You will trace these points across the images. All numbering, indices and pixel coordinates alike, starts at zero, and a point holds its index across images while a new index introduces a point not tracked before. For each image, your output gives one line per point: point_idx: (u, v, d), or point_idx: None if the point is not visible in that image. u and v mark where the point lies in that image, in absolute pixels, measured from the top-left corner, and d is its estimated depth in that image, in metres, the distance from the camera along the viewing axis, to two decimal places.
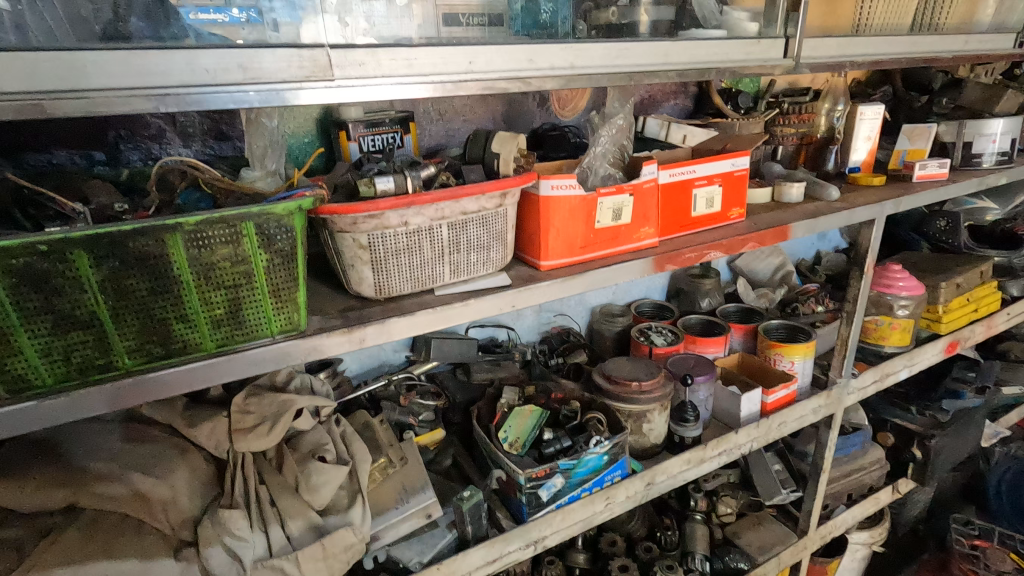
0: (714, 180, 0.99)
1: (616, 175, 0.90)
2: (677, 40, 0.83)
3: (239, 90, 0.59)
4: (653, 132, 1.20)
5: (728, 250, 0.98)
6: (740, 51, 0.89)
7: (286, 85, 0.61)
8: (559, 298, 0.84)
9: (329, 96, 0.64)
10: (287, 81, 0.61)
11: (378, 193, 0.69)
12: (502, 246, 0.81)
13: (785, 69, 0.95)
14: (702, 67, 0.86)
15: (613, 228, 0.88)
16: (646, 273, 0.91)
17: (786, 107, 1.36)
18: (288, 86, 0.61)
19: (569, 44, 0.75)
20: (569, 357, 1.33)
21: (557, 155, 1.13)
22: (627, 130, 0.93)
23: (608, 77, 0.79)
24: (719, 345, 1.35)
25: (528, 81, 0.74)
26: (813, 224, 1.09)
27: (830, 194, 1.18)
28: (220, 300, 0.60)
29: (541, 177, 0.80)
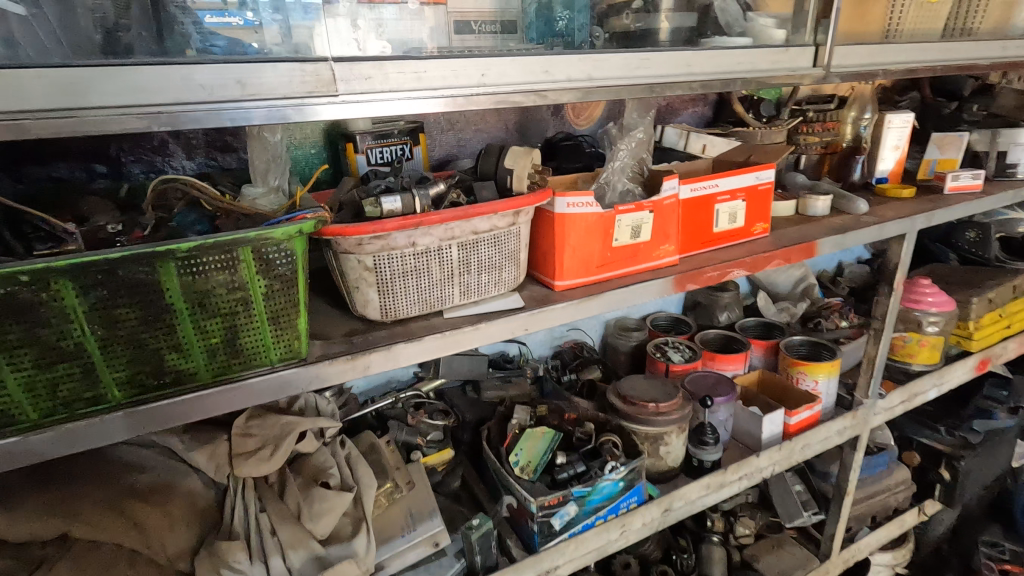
0: (737, 195, 0.95)
1: (635, 191, 0.86)
2: (700, 50, 0.79)
3: (239, 107, 0.55)
4: (671, 141, 1.17)
5: (752, 268, 0.94)
6: (766, 60, 0.85)
7: (287, 102, 0.57)
8: (574, 320, 0.79)
9: (333, 112, 0.60)
10: (288, 96, 0.57)
11: (385, 213, 0.65)
12: (515, 265, 0.78)
13: (814, 79, 0.90)
14: (727, 78, 0.82)
15: (631, 246, 0.83)
16: (665, 293, 0.86)
17: (811, 115, 1.29)
18: (290, 102, 0.58)
19: (587, 55, 0.71)
20: (583, 374, 1.29)
21: (572, 167, 1.09)
22: (646, 143, 0.89)
23: (628, 89, 0.75)
24: (739, 362, 1.30)
25: (543, 94, 0.70)
26: (841, 239, 1.04)
27: (859, 207, 1.13)
28: (216, 328, 0.56)
29: (557, 194, 0.76)
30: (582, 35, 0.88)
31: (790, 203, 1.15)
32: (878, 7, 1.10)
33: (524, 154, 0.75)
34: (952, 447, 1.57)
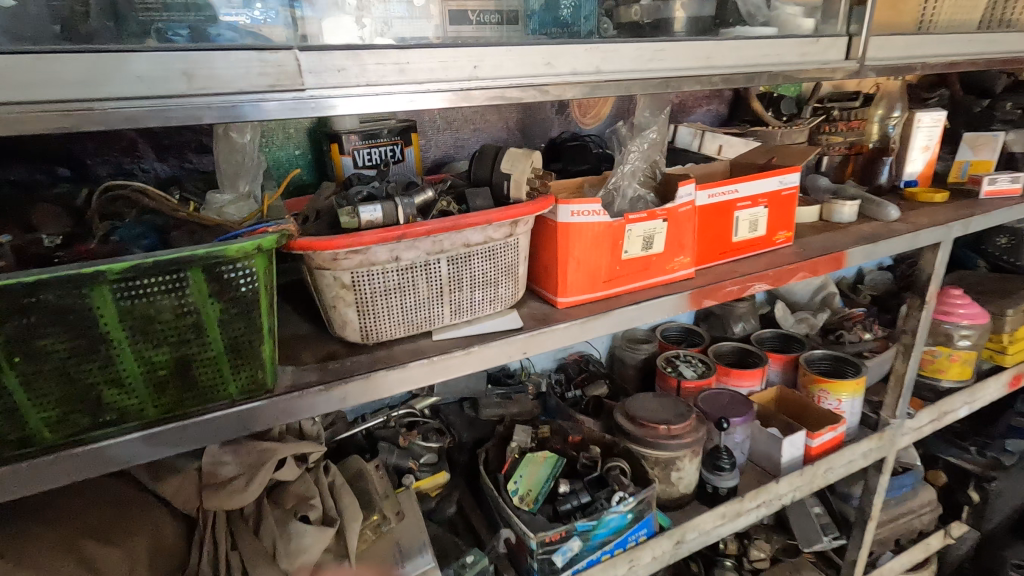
0: (759, 201, 0.86)
1: (646, 197, 0.78)
2: (721, 40, 0.70)
3: (186, 104, 0.47)
4: (685, 141, 1.09)
5: (775, 281, 0.85)
6: (795, 52, 0.76)
7: (244, 97, 0.49)
8: (579, 341, 0.71)
9: (301, 110, 0.52)
10: (246, 91, 0.49)
11: (363, 224, 0.57)
12: (513, 281, 0.70)
13: (847, 73, 0.82)
14: (751, 72, 0.73)
15: (642, 259, 0.75)
16: (680, 310, 0.78)
17: (835, 114, 1.21)
18: (248, 97, 0.50)
19: (594, 45, 0.63)
20: (589, 390, 1.21)
21: (578, 169, 1.01)
22: (660, 145, 0.81)
23: (641, 84, 0.67)
24: (756, 378, 1.21)
25: (545, 90, 0.62)
26: (873, 249, 0.95)
27: (890, 213, 1.03)
28: (163, 359, 0.49)
29: (560, 201, 0.68)
30: (590, 25, 0.80)
31: (813, 209, 1.06)
32: None
33: (524, 158, 0.67)
34: (981, 467, 1.48)
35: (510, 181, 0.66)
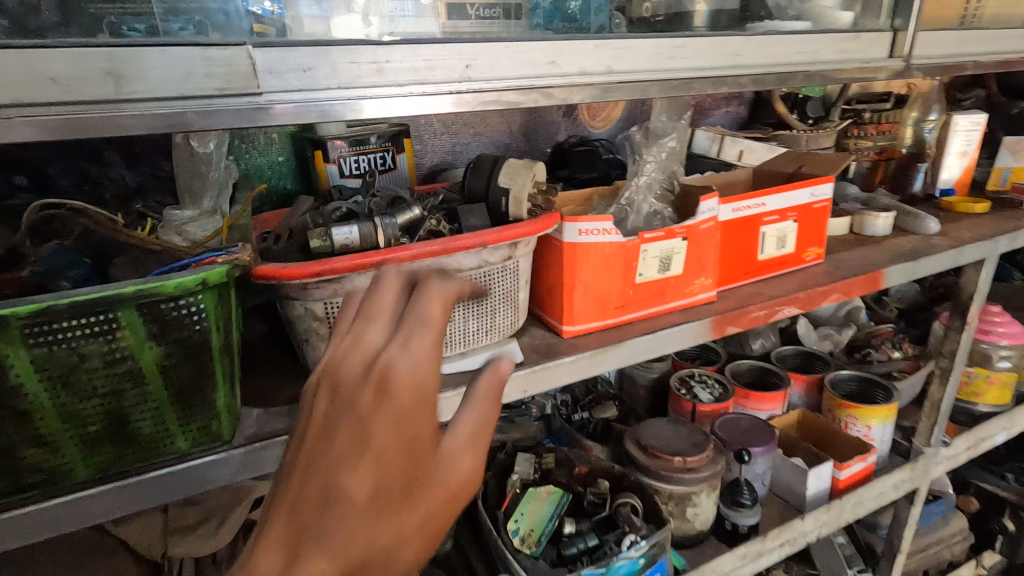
0: (787, 215, 0.77)
1: (663, 212, 0.70)
2: (750, 35, 0.62)
3: (110, 110, 0.39)
4: (703, 146, 0.99)
5: (807, 305, 0.76)
6: (833, 48, 0.67)
7: (185, 102, 0.41)
8: (588, 376, 0.63)
9: (256, 117, 0.44)
10: (190, 95, 0.41)
11: (336, 248, 0.50)
12: (511, 308, 0.62)
13: (891, 72, 0.73)
14: (784, 72, 0.65)
15: (659, 282, 0.67)
16: (701, 338, 0.69)
17: (865, 116, 1.12)
18: (191, 102, 0.41)
19: (606, 40, 0.54)
20: (597, 412, 1.12)
21: (587, 176, 0.92)
22: (679, 155, 0.73)
23: (659, 86, 0.58)
24: (778, 402, 1.11)
25: (549, 93, 0.54)
26: (912, 267, 0.85)
27: (930, 226, 0.94)
28: (94, 414, 0.41)
29: (565, 218, 0.60)
30: (600, 19, 0.71)
31: (844, 220, 0.97)
32: None
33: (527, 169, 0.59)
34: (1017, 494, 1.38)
35: (510, 190, 0.58)
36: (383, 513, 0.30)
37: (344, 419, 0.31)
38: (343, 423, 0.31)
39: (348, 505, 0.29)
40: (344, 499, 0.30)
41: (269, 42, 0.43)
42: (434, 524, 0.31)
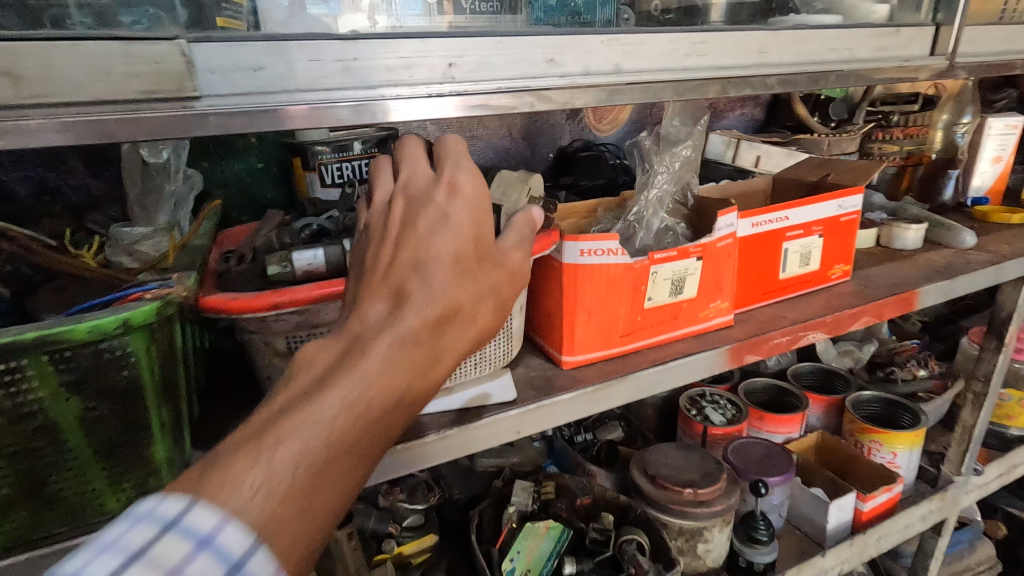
0: (813, 230, 0.70)
1: (676, 228, 0.63)
2: (778, 30, 0.55)
3: (6, 120, 0.31)
4: (717, 151, 0.91)
5: (833, 329, 0.69)
6: (869, 45, 0.60)
7: (102, 109, 0.33)
8: (591, 412, 0.56)
9: (192, 126, 0.35)
10: (108, 101, 0.33)
11: (296, 275, 0.43)
12: (503, 337, 0.55)
13: (933, 72, 0.65)
14: (816, 71, 0.57)
15: (671, 306, 0.60)
16: (718, 368, 0.62)
17: (892, 119, 1.04)
18: (110, 109, 0.33)
19: (614, 35, 0.47)
20: (601, 434, 1.06)
21: (593, 184, 0.86)
22: (694, 165, 0.66)
23: (675, 88, 0.50)
24: (794, 424, 1.03)
25: (546, 96, 0.45)
26: (949, 287, 0.77)
27: (966, 239, 0.87)
28: (3, 480, 0.35)
29: (566, 237, 0.53)
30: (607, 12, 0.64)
31: (870, 232, 0.90)
32: None
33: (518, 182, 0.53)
34: None
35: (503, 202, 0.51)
36: (465, 265, 0.37)
37: (419, 204, 0.38)
38: (419, 210, 0.38)
39: (438, 256, 0.36)
40: (437, 255, 0.36)
41: (204, 36, 0.35)
42: (511, 283, 0.39)
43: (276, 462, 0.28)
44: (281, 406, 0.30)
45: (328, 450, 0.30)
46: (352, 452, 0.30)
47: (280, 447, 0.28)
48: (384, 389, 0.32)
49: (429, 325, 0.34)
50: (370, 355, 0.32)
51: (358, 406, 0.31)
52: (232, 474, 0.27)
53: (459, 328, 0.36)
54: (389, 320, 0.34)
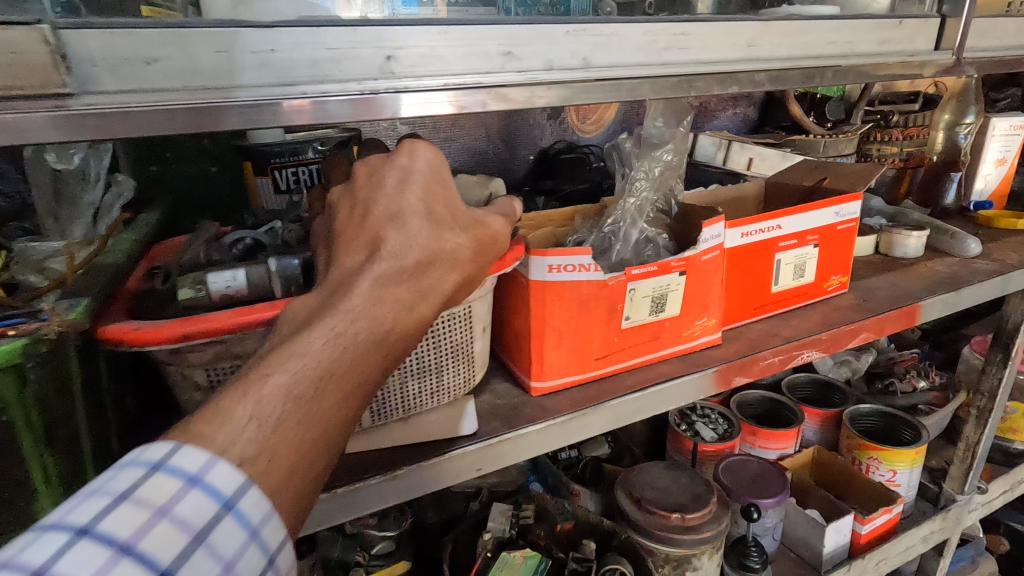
0: (807, 239, 0.65)
1: (658, 239, 0.57)
2: (769, 21, 0.49)
3: None
4: (707, 153, 0.85)
5: (830, 347, 0.64)
6: (870, 39, 0.55)
7: None
8: (562, 445, 0.51)
9: (69, 126, 0.30)
10: None
11: (214, 300, 0.38)
12: (463, 363, 0.49)
13: (938, 68, 0.60)
14: (811, 67, 0.52)
15: (651, 326, 0.55)
16: (705, 392, 0.57)
17: (891, 119, 1.00)
18: None
19: (582, 24, 0.41)
20: (586, 450, 1.00)
21: (575, 188, 0.80)
22: (678, 171, 0.60)
23: (652, 86, 0.45)
24: (790, 440, 0.98)
25: (504, 94, 0.40)
26: (954, 300, 0.72)
27: (970, 247, 0.81)
28: None
29: (532, 251, 0.48)
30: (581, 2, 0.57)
31: (869, 239, 0.84)
32: None
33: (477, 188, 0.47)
34: None
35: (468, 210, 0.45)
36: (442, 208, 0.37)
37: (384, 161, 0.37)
38: (382, 168, 0.37)
39: (413, 201, 0.36)
40: (414, 199, 0.36)
41: (82, 23, 0.30)
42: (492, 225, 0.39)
43: (266, 393, 0.28)
44: (270, 346, 0.31)
45: (316, 382, 0.30)
46: (342, 383, 0.31)
47: (268, 381, 0.29)
48: (369, 324, 0.32)
49: (407, 269, 0.34)
50: (351, 294, 0.32)
51: (343, 341, 0.31)
52: (224, 404, 0.28)
53: (441, 272, 0.36)
54: (368, 264, 0.34)
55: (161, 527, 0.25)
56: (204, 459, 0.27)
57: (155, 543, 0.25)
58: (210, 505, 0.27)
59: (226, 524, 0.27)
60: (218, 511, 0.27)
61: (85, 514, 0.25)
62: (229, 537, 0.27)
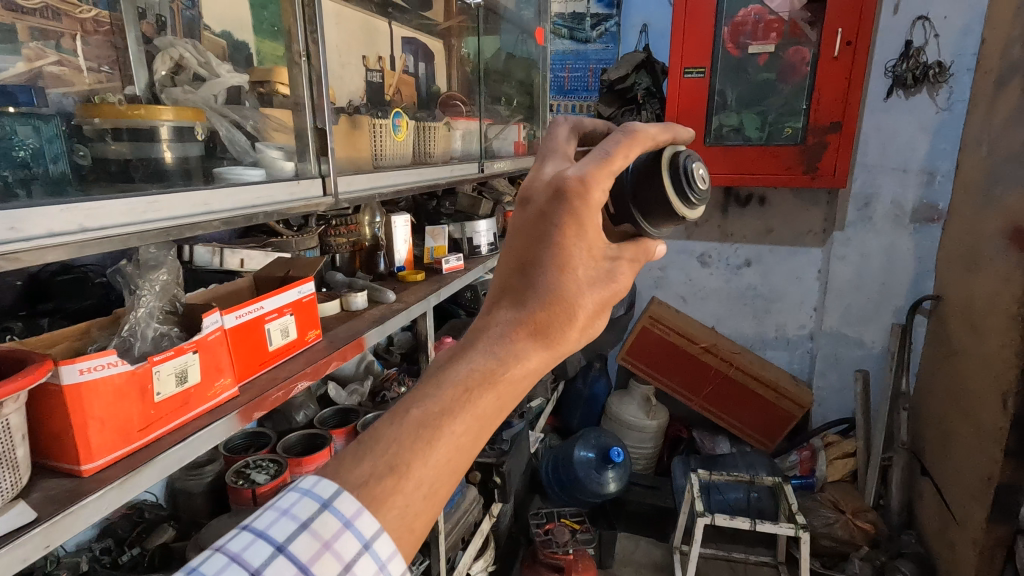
0: (284, 311, 0.98)
1: (170, 332, 0.79)
2: (215, 188, 0.80)
3: None
4: (204, 259, 1.05)
5: (314, 375, 0.99)
6: (285, 193, 0.96)
7: None
8: (121, 504, 0.66)
9: None
10: None
11: None
12: (8, 468, 0.59)
13: (328, 203, 1.09)
14: (248, 213, 0.87)
15: (179, 395, 0.76)
16: (232, 429, 0.81)
17: (333, 221, 1.45)
18: None
19: (71, 204, 0.61)
20: (149, 542, 1.08)
21: (81, 304, 0.89)
22: (174, 283, 0.83)
23: (138, 236, 0.69)
24: (326, 456, 1.27)
25: (15, 257, 0.57)
26: (382, 328, 1.21)
27: (388, 296, 1.35)
28: None
29: (60, 362, 0.62)
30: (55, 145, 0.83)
31: (334, 302, 1.27)
32: (365, 136, 1.33)
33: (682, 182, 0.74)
34: (495, 458, 1.97)
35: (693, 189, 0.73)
36: (531, 235, 0.57)
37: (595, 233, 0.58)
38: (589, 228, 0.58)
39: (543, 264, 0.55)
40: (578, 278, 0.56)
41: None
42: (598, 234, 0.58)
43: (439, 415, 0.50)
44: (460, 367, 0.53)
45: (459, 417, 0.50)
46: (487, 402, 0.51)
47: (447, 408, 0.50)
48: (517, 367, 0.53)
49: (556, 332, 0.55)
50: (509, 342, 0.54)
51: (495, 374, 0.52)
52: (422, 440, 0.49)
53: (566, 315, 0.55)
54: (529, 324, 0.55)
55: (332, 569, 0.49)
56: (353, 507, 0.49)
57: (320, 568, 0.48)
58: (357, 540, 0.49)
59: (358, 518, 0.49)
60: (361, 547, 0.49)
61: (284, 532, 0.49)
62: (369, 567, 0.49)
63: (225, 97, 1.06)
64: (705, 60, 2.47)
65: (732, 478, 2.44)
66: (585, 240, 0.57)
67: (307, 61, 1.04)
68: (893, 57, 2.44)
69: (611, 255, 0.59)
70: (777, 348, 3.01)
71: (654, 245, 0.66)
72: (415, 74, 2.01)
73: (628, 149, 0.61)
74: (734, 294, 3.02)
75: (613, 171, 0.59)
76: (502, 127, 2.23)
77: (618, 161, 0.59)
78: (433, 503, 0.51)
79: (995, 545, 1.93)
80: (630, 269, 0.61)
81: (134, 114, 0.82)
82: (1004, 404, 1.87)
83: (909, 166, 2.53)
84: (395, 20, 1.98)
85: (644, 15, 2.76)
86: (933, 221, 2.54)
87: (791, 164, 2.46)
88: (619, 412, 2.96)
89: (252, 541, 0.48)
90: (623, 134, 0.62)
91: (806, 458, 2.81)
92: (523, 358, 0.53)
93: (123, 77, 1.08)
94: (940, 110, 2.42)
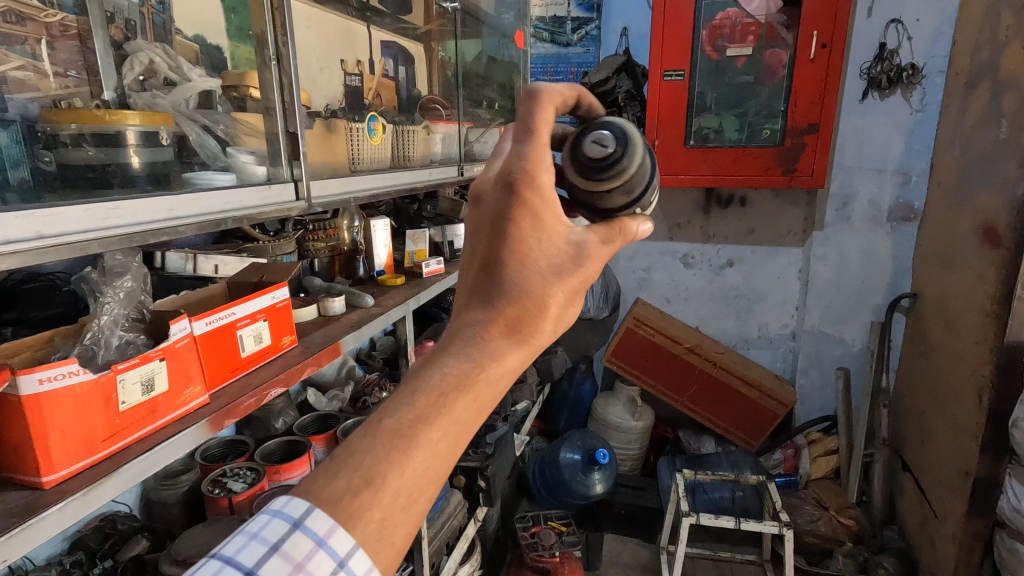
0: (257, 317, 0.97)
1: (136, 339, 0.78)
2: (180, 194, 0.79)
3: None
4: (177, 266, 1.05)
5: (288, 382, 0.98)
6: (255, 197, 0.95)
7: None
8: (86, 514, 0.65)
9: None
10: None
11: None
12: None
13: (301, 207, 1.08)
14: (217, 217, 0.85)
15: (145, 403, 0.74)
16: (203, 437, 0.80)
17: (310, 226, 1.42)
18: None
19: (27, 211, 0.60)
20: (122, 554, 1.06)
21: (46, 312, 0.88)
22: (140, 290, 0.83)
23: (100, 242, 0.68)
24: (305, 465, 1.25)
25: None
26: (359, 333, 1.20)
27: (367, 299, 1.35)
28: None
29: (18, 373, 0.60)
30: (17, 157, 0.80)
31: (311, 307, 1.26)
32: (341, 140, 1.32)
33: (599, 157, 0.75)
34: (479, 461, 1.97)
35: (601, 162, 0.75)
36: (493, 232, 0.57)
37: (550, 217, 0.58)
38: (542, 213, 0.58)
39: (504, 261, 0.56)
40: (542, 272, 0.56)
41: None
42: (554, 218, 0.59)
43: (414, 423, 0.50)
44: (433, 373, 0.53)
45: (437, 423, 0.50)
46: (465, 405, 0.51)
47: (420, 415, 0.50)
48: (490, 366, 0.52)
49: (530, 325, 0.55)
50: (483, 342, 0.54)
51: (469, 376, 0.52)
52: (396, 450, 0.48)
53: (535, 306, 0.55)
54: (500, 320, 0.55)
55: None
56: (326, 524, 0.47)
57: None
58: (331, 560, 0.47)
59: (332, 536, 0.47)
60: (336, 566, 0.47)
61: (253, 556, 0.48)
62: None
63: (197, 101, 1.04)
64: (684, 62, 2.48)
65: (718, 477, 2.46)
66: (541, 231, 0.57)
67: (278, 65, 1.04)
68: (868, 59, 2.48)
69: (575, 239, 0.59)
70: (760, 347, 3.04)
71: (629, 224, 0.66)
72: (395, 77, 2.01)
73: (544, 114, 0.62)
74: (717, 294, 3.04)
75: (540, 144, 0.60)
76: (483, 130, 2.23)
77: (541, 134, 0.60)
78: (412, 514, 0.50)
79: (973, 538, 1.96)
80: (601, 255, 0.61)
81: (101, 120, 0.81)
82: (980, 400, 1.90)
83: (885, 166, 2.57)
84: (372, 23, 1.98)
85: (624, 19, 2.78)
86: (909, 220, 2.59)
87: (770, 165, 2.49)
88: (605, 414, 2.97)
89: (219, 568, 0.47)
90: (526, 99, 0.63)
91: (789, 455, 2.88)
92: (497, 356, 0.53)
93: (90, 81, 1.06)
94: (914, 112, 2.46)
